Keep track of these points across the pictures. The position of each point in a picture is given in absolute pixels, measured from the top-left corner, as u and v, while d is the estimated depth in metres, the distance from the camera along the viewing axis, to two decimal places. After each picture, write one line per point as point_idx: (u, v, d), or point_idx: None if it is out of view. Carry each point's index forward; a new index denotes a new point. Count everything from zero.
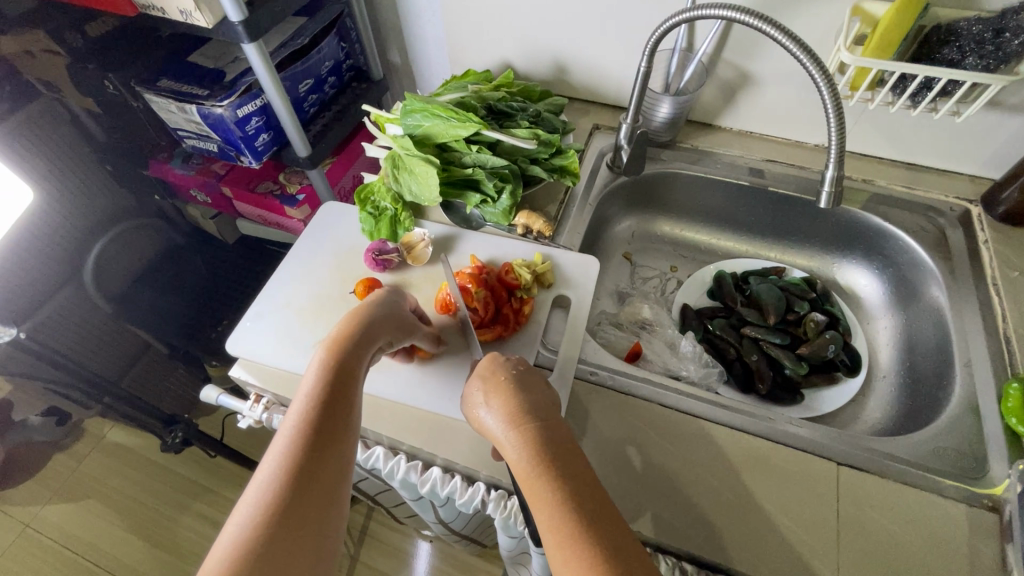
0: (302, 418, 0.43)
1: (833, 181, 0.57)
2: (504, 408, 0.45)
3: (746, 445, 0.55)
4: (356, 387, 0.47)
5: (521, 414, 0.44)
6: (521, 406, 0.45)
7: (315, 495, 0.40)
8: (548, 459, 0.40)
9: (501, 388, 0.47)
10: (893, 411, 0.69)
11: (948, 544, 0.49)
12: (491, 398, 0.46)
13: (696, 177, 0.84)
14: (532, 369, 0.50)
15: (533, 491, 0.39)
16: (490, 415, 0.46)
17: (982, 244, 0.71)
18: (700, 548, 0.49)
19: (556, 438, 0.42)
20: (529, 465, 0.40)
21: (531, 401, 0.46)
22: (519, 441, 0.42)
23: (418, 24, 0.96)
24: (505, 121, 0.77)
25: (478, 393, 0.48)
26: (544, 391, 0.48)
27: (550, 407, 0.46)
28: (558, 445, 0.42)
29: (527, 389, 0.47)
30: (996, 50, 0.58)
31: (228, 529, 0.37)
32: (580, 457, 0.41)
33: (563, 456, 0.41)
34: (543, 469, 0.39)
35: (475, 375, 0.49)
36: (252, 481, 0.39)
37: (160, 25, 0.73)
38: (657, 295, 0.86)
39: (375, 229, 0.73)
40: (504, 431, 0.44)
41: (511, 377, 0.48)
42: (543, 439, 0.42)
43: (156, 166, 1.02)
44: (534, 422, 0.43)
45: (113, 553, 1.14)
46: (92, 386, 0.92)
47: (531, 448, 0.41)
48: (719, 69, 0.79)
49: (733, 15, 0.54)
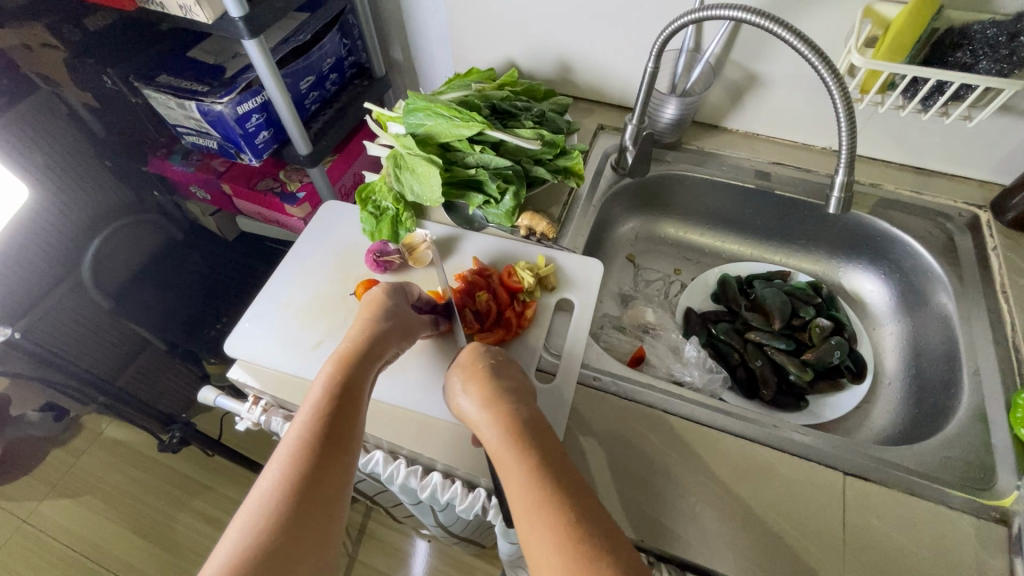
0: (305, 427, 0.43)
1: (844, 186, 0.56)
2: (478, 390, 0.47)
3: (751, 453, 0.55)
4: (361, 399, 0.48)
5: (495, 395, 0.46)
6: (497, 389, 0.48)
7: (316, 507, 0.40)
8: (520, 433, 0.42)
9: (477, 374, 0.49)
10: (898, 419, 0.68)
11: (957, 556, 0.48)
12: (468, 383, 0.49)
13: (702, 179, 0.83)
14: (509, 360, 0.53)
15: (502, 460, 0.41)
16: (466, 399, 0.48)
17: (991, 250, 0.70)
18: (704, 558, 0.48)
19: (530, 417, 0.44)
20: (501, 438, 0.42)
21: (507, 384, 0.48)
22: (492, 418, 0.44)
23: (421, 20, 0.95)
24: (509, 121, 0.76)
25: (456, 382, 0.50)
26: (522, 381, 0.50)
27: (527, 393, 0.48)
28: (531, 421, 0.44)
29: (505, 376, 0.50)
30: (1011, 54, 0.57)
31: (227, 539, 0.37)
32: (551, 433, 0.44)
33: (533, 431, 0.43)
34: (512, 440, 0.42)
35: (455, 366, 0.52)
36: (255, 490, 0.40)
37: (158, 20, 0.72)
38: (661, 298, 0.85)
39: (376, 230, 0.72)
40: (478, 410, 0.46)
41: (487, 365, 0.51)
42: (516, 416, 0.44)
43: (155, 162, 1.01)
44: (508, 402, 0.46)
45: (111, 549, 1.14)
46: (88, 384, 0.91)
47: (503, 422, 0.43)
48: (726, 70, 0.78)
49: (742, 15, 0.53)
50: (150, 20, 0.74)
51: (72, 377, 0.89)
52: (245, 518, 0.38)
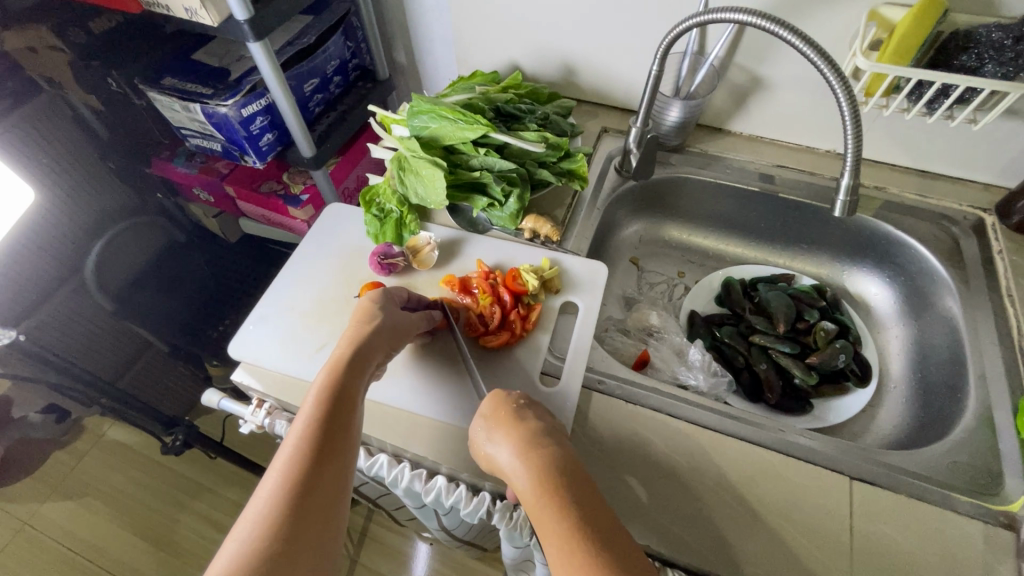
0: (301, 436, 0.43)
1: (849, 190, 0.56)
2: (510, 440, 0.45)
3: (757, 458, 0.54)
4: (355, 405, 0.47)
5: (528, 443, 0.44)
6: (527, 434, 0.45)
7: (314, 513, 0.39)
8: (556, 486, 0.40)
9: (505, 421, 0.47)
10: (904, 423, 0.68)
11: (964, 562, 0.48)
12: (496, 433, 0.46)
13: (706, 182, 0.82)
14: (534, 402, 0.50)
15: (541, 522, 0.38)
16: (496, 449, 0.45)
17: (997, 253, 0.69)
18: (711, 563, 0.48)
19: (565, 467, 0.42)
20: (537, 494, 0.40)
21: (537, 428, 0.46)
22: (526, 473, 0.42)
23: (425, 23, 0.95)
24: (514, 124, 0.76)
25: (481, 429, 0.48)
26: (550, 421, 0.47)
27: (558, 433, 0.46)
28: (567, 473, 0.41)
29: (533, 418, 0.47)
30: (1016, 57, 0.56)
31: (225, 550, 0.37)
32: (590, 484, 0.41)
33: (570, 483, 0.40)
34: (550, 498, 0.39)
35: (480, 412, 0.49)
36: (253, 498, 0.40)
37: (164, 23, 0.72)
38: (665, 301, 0.85)
39: (381, 232, 0.71)
40: (512, 462, 0.43)
41: (513, 409, 0.48)
42: (551, 466, 0.42)
43: (158, 164, 1.01)
44: (542, 450, 0.43)
45: (112, 551, 1.14)
46: (91, 385, 0.91)
47: (538, 475, 0.41)
48: (731, 73, 0.78)
49: (747, 19, 0.53)
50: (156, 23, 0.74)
51: (75, 378, 0.89)
52: (245, 527, 0.38)
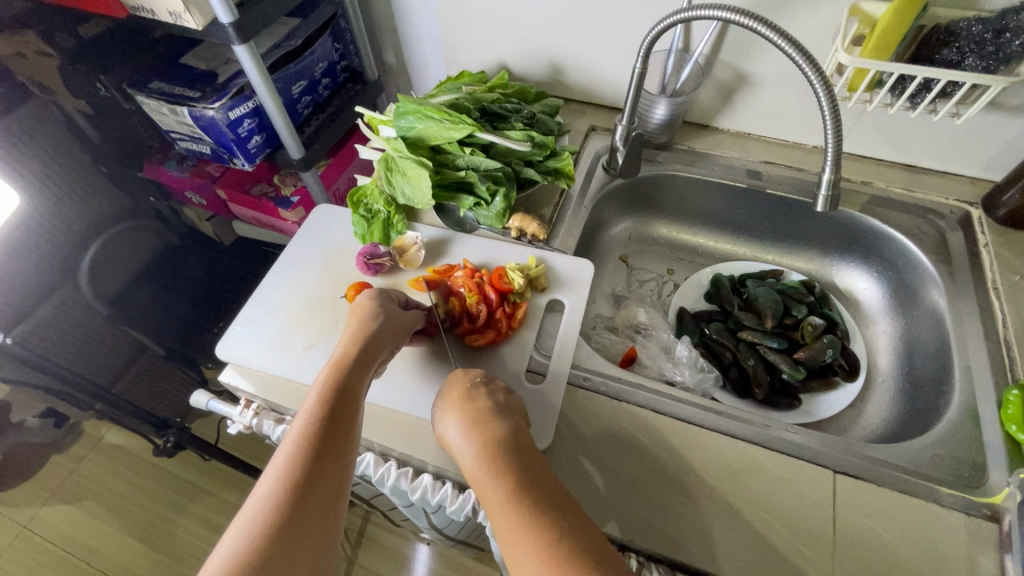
0: (302, 433, 0.44)
1: (831, 184, 0.56)
2: (457, 416, 0.48)
3: (741, 452, 0.55)
4: (356, 405, 0.48)
5: (475, 419, 0.47)
6: (473, 409, 0.48)
7: (312, 512, 0.40)
8: (498, 455, 0.43)
9: (458, 399, 0.49)
10: (892, 417, 0.68)
11: (947, 555, 0.48)
12: (446, 409, 0.49)
13: (694, 178, 0.83)
14: (489, 379, 0.53)
15: (482, 486, 0.41)
16: (445, 424, 0.48)
17: (982, 247, 0.70)
18: (695, 559, 0.48)
19: (511, 438, 0.45)
20: (478, 463, 0.43)
21: (483, 405, 0.48)
22: (469, 444, 0.45)
23: (412, 24, 0.95)
24: (499, 123, 0.77)
25: (437, 410, 0.50)
26: (505, 401, 0.50)
27: (509, 411, 0.49)
28: (511, 441, 0.44)
29: (482, 395, 0.50)
30: (996, 50, 0.57)
31: (225, 543, 0.38)
32: (532, 452, 0.44)
33: (513, 453, 0.43)
34: (491, 466, 0.42)
35: (438, 395, 0.52)
36: (251, 495, 0.40)
37: (150, 27, 0.72)
38: (654, 298, 0.85)
39: (368, 232, 0.72)
40: (458, 438, 0.46)
41: (463, 387, 0.51)
42: (496, 437, 0.44)
43: (151, 168, 1.03)
44: (488, 423, 0.46)
45: (110, 554, 1.14)
46: (84, 390, 0.91)
47: (482, 447, 0.44)
48: (716, 70, 0.78)
49: (728, 16, 0.53)
50: (141, 26, 0.75)
51: (68, 383, 0.89)
52: (244, 522, 0.38)
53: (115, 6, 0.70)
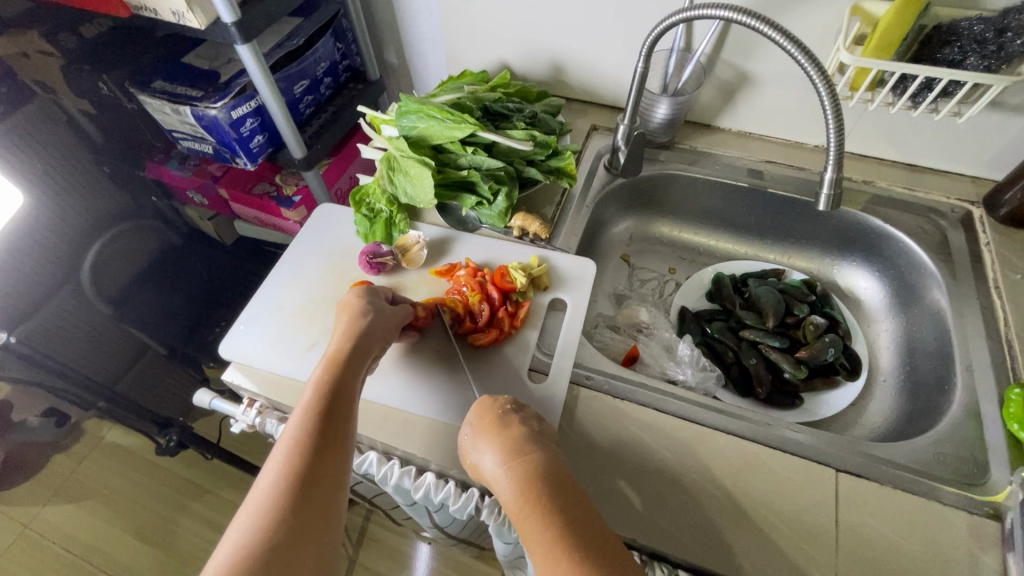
0: (299, 429, 0.44)
1: (833, 183, 0.56)
2: (493, 448, 0.45)
3: (744, 450, 0.55)
4: (352, 400, 0.49)
5: (513, 451, 0.44)
6: (511, 440, 0.45)
7: (313, 506, 0.40)
8: (540, 495, 0.41)
9: (490, 429, 0.47)
10: (894, 416, 0.68)
11: (949, 553, 0.48)
12: (481, 440, 0.47)
13: (695, 178, 0.83)
14: (521, 406, 0.51)
15: (527, 531, 0.39)
16: (482, 456, 0.46)
17: (984, 246, 0.70)
18: (698, 556, 0.48)
19: (550, 475, 0.43)
20: (520, 504, 0.41)
21: (519, 435, 0.46)
22: (509, 481, 0.43)
23: (414, 24, 0.95)
24: (501, 122, 0.77)
25: (468, 439, 0.48)
26: (537, 428, 0.48)
27: (544, 440, 0.47)
28: (554, 479, 0.42)
29: (517, 423, 0.48)
30: (998, 50, 0.57)
31: (227, 540, 0.38)
32: (575, 490, 0.42)
33: (556, 493, 0.41)
34: (535, 508, 0.40)
35: (468, 421, 0.50)
36: (252, 492, 0.40)
37: (153, 26, 0.73)
38: (655, 297, 0.85)
39: (370, 232, 0.72)
40: (496, 471, 0.44)
41: (498, 415, 0.48)
42: (535, 473, 0.42)
43: (153, 167, 1.03)
44: (529, 457, 0.44)
45: (112, 553, 1.14)
46: (86, 389, 0.91)
47: (523, 485, 0.42)
48: (717, 69, 0.78)
49: (730, 15, 0.53)
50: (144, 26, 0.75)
51: (71, 381, 0.89)
52: (245, 519, 0.39)
53: (118, 5, 0.70)
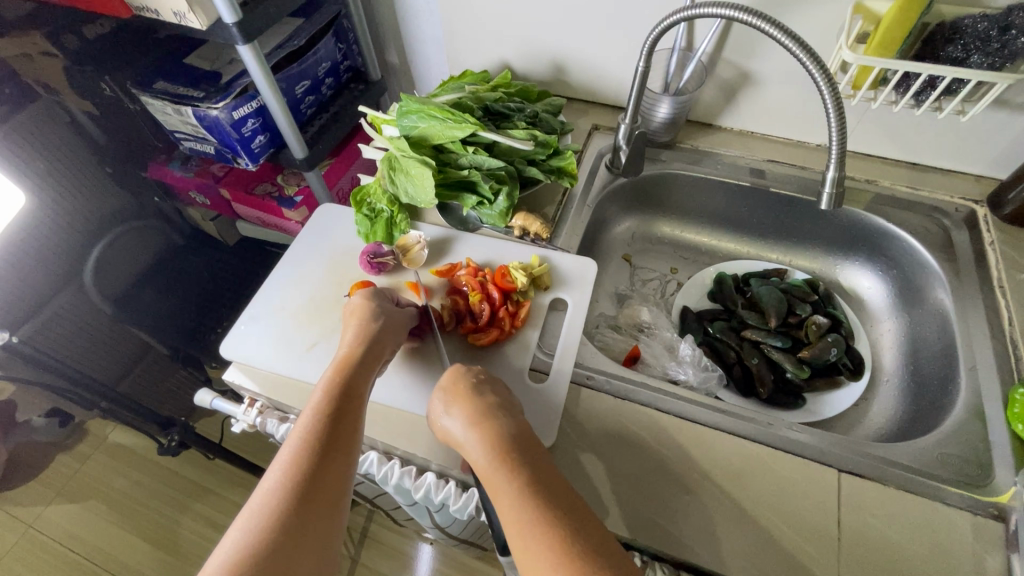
0: (308, 428, 0.44)
1: (834, 183, 0.56)
2: (464, 412, 0.46)
3: (746, 451, 0.54)
4: (360, 402, 0.49)
5: (483, 415, 0.45)
6: (482, 405, 0.46)
7: (318, 508, 0.40)
8: (510, 454, 0.41)
9: (461, 394, 0.48)
10: (897, 417, 0.68)
11: (953, 554, 0.48)
12: (452, 405, 0.47)
13: (697, 177, 0.82)
14: (493, 377, 0.51)
15: (494, 484, 0.40)
16: (452, 420, 0.46)
17: (988, 245, 0.69)
18: (698, 557, 0.48)
19: (519, 437, 0.43)
20: (489, 461, 0.41)
21: (490, 402, 0.47)
22: (479, 440, 0.43)
23: (415, 24, 0.95)
24: (502, 122, 0.77)
25: (438, 403, 0.48)
26: (507, 398, 0.48)
27: (516, 410, 0.47)
28: (524, 443, 0.43)
29: (489, 392, 0.48)
30: (1002, 47, 0.56)
31: (230, 535, 0.38)
32: (544, 454, 0.43)
33: (526, 454, 0.42)
34: (505, 465, 0.40)
35: (438, 387, 0.50)
36: (257, 489, 0.41)
37: (155, 27, 0.73)
38: (657, 297, 0.85)
39: (371, 231, 0.72)
40: (465, 432, 0.44)
41: (469, 383, 0.49)
42: (505, 436, 0.43)
43: (156, 168, 1.03)
44: (500, 422, 0.44)
45: (114, 553, 1.14)
46: (89, 389, 0.92)
47: (493, 445, 0.42)
48: (719, 69, 0.78)
49: (732, 14, 0.53)
50: (145, 26, 0.75)
51: (72, 381, 0.89)
52: (250, 516, 0.39)
53: (119, 6, 0.70)
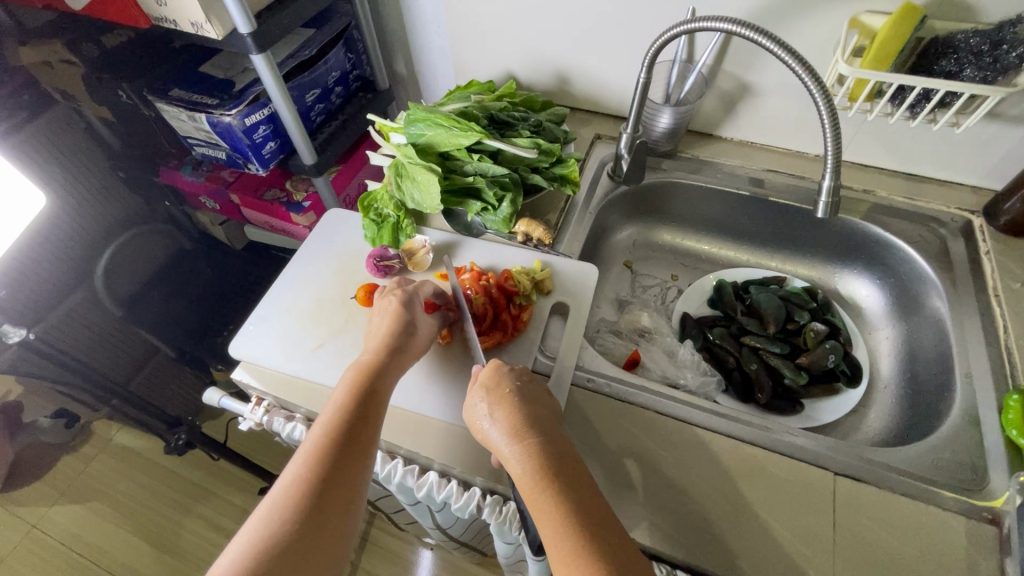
0: (327, 425, 0.46)
1: (830, 191, 0.57)
2: (507, 421, 0.47)
3: (743, 453, 0.55)
4: (380, 400, 0.50)
5: (524, 429, 0.46)
6: (523, 417, 0.47)
7: (334, 500, 0.42)
8: (554, 475, 0.42)
9: (505, 401, 0.48)
10: (894, 423, 0.68)
11: (947, 557, 0.49)
12: (496, 410, 0.48)
13: (698, 186, 0.84)
14: (533, 379, 0.52)
15: (537, 504, 0.41)
16: (493, 426, 0.47)
17: (984, 254, 0.70)
18: (695, 557, 0.49)
19: (562, 457, 0.44)
20: (533, 479, 0.42)
21: (533, 414, 0.48)
22: (522, 456, 0.44)
23: (423, 35, 0.98)
24: (506, 131, 0.79)
25: (480, 404, 0.49)
26: (545, 405, 0.49)
27: (551, 420, 0.48)
28: (565, 463, 0.44)
29: (530, 400, 0.49)
30: (994, 61, 0.58)
31: (251, 522, 0.41)
32: (582, 470, 0.44)
33: (568, 474, 0.43)
34: (549, 486, 0.42)
35: (479, 385, 0.51)
36: (278, 479, 0.43)
37: (173, 37, 0.75)
38: (658, 303, 0.86)
39: (378, 236, 0.74)
40: (506, 445, 0.46)
41: (513, 388, 0.49)
42: (550, 456, 0.44)
43: (167, 174, 1.05)
44: (539, 438, 0.45)
45: (116, 554, 1.15)
46: (97, 388, 0.94)
47: (534, 461, 0.43)
48: (719, 80, 0.80)
49: (731, 27, 0.55)
50: (163, 37, 0.77)
51: (83, 379, 0.91)
52: (269, 504, 0.42)
53: (139, 17, 0.72)
